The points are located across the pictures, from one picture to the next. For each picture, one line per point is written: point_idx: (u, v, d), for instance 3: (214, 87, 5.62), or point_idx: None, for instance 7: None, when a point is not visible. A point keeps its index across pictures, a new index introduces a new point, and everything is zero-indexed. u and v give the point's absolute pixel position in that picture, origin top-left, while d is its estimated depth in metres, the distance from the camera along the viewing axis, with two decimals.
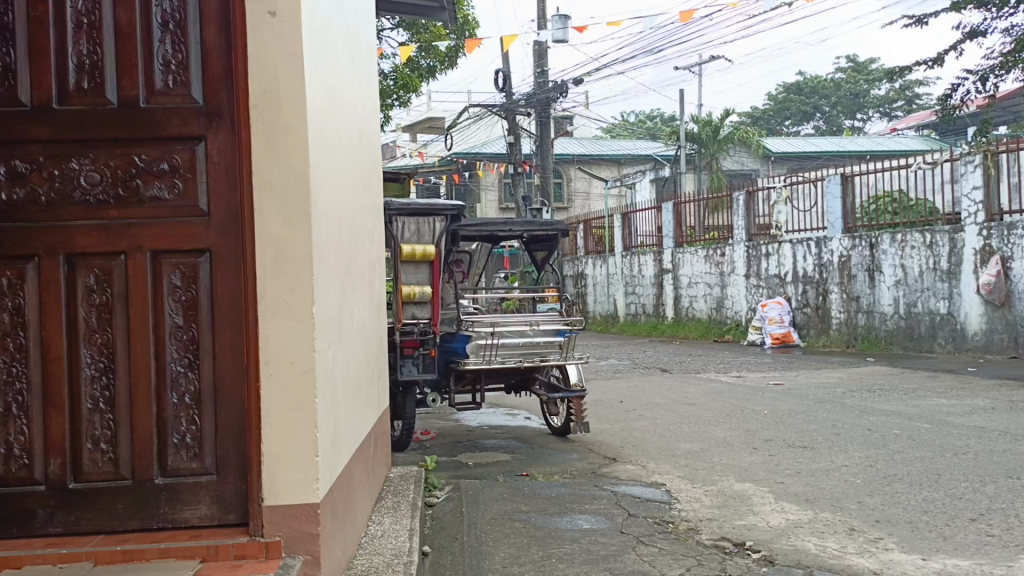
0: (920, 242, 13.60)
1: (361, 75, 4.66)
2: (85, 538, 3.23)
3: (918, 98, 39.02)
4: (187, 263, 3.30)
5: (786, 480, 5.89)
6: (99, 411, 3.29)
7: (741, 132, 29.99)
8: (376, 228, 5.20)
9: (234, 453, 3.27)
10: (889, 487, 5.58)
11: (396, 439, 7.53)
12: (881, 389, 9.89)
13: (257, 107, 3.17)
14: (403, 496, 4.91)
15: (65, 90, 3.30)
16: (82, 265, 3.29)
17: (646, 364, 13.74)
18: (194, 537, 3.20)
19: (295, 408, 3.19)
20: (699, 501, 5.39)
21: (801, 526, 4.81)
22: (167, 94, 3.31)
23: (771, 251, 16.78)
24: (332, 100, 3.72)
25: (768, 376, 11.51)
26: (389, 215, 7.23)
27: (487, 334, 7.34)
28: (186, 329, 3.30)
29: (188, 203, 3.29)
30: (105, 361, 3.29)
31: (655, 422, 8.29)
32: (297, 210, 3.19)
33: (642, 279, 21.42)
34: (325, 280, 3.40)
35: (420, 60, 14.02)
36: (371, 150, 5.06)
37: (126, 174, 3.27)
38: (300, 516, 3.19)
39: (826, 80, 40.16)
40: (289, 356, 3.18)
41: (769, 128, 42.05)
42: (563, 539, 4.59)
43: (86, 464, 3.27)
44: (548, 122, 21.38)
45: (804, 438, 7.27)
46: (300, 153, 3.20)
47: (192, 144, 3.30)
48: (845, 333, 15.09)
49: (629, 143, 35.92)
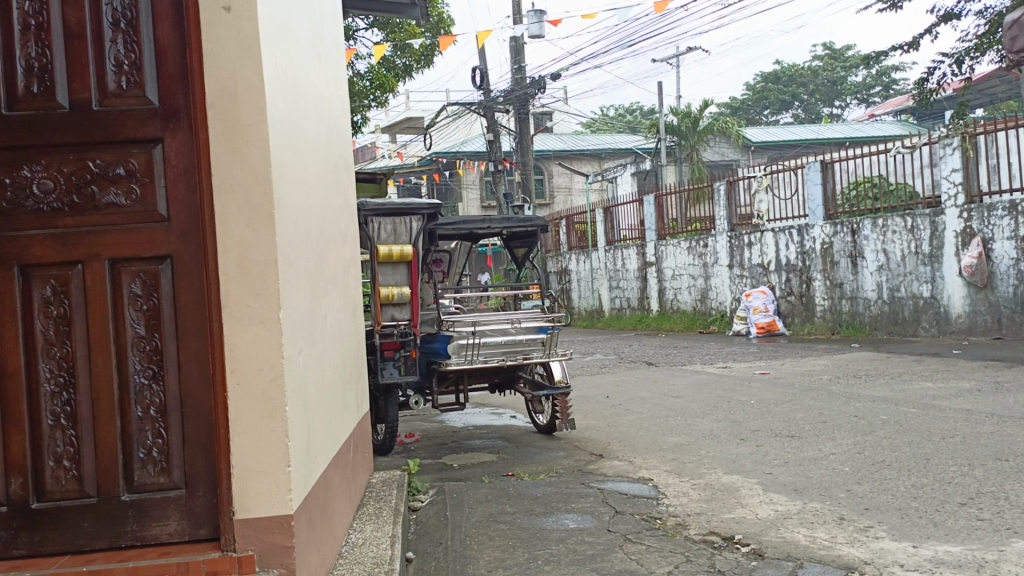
0: (902, 226, 13.60)
1: (327, 72, 4.53)
2: (50, 559, 3.10)
3: (895, 84, 39.11)
4: (147, 270, 3.18)
5: (774, 470, 5.83)
6: (61, 427, 3.17)
7: (721, 122, 29.97)
8: (349, 229, 5.10)
9: (203, 466, 3.17)
10: (878, 473, 5.53)
11: (380, 443, 7.43)
12: (867, 376, 9.86)
13: (214, 107, 3.06)
14: (385, 502, 4.79)
15: (14, 94, 3.17)
16: (37, 276, 3.17)
17: (633, 357, 13.69)
18: (163, 554, 3.08)
19: (265, 418, 3.08)
20: (687, 496, 5.32)
21: (790, 517, 4.75)
22: (121, 96, 3.19)
23: (754, 241, 16.77)
24: (295, 98, 3.62)
25: (755, 366, 11.47)
26: (365, 216, 7.13)
27: (469, 334, 7.20)
28: (148, 339, 3.18)
29: (146, 207, 3.17)
30: (66, 375, 3.17)
31: (642, 416, 8.22)
32: (259, 210, 3.08)
33: (626, 273, 21.37)
34: (292, 285, 3.30)
35: (395, 59, 13.88)
36: (341, 149, 4.95)
37: (80, 179, 3.15)
38: (273, 528, 3.09)
39: (803, 68, 40.27)
40: (255, 364, 3.07)
41: (747, 118, 42.20)
42: (549, 540, 4.50)
43: (49, 482, 3.15)
44: (527, 118, 21.27)
45: (791, 427, 7.22)
46: (261, 153, 3.08)
47: (148, 146, 3.18)
48: (829, 320, 15.12)
49: (609, 137, 35.85)
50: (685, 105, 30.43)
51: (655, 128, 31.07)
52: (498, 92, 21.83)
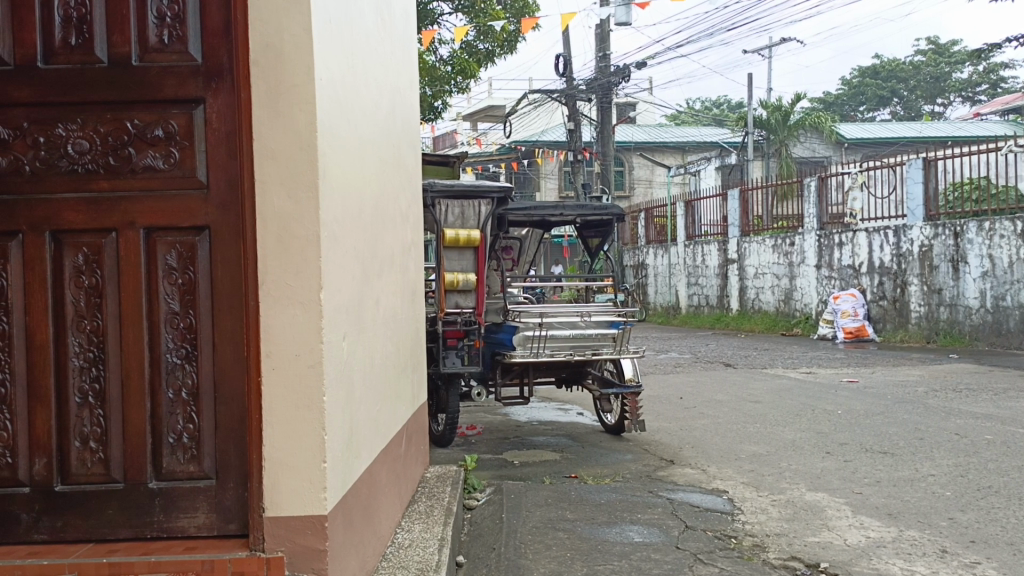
0: (1011, 230, 12.64)
1: (392, 37, 4.23)
2: (72, 547, 2.90)
3: (1004, 82, 36.84)
4: (183, 241, 2.94)
5: (864, 490, 5.31)
6: (89, 406, 2.95)
7: (815, 116, 28.75)
8: (412, 210, 4.81)
9: (234, 455, 2.91)
10: (985, 501, 4.96)
11: (439, 435, 7.21)
12: (968, 390, 9.10)
13: (258, 64, 2.80)
14: (437, 500, 4.49)
15: (51, 46, 2.96)
16: (69, 243, 2.96)
17: (710, 357, 13.14)
18: (188, 549, 2.84)
19: (300, 406, 2.80)
20: (766, 513, 4.87)
21: (884, 545, 4.26)
22: (162, 51, 2.95)
23: (845, 241, 15.93)
24: (352, 65, 3.34)
25: (842, 373, 10.81)
26: (432, 197, 6.89)
27: (535, 325, 6.83)
28: (182, 316, 2.94)
29: (184, 173, 2.93)
30: (95, 351, 2.95)
31: (717, 421, 7.73)
32: (303, 179, 2.80)
33: (706, 270, 20.68)
34: (338, 264, 3.01)
35: (478, 44, 13.48)
36: (406, 124, 4.64)
37: (117, 141, 2.93)
38: (306, 529, 2.81)
39: (904, 62, 38.44)
40: (294, 348, 2.80)
41: (842, 114, 40.58)
42: (611, 554, 4.13)
43: (74, 464, 2.94)
44: (611, 107, 20.71)
45: (883, 442, 6.64)
46: (307, 116, 2.80)
47: (189, 107, 2.94)
48: (925, 328, 14.24)
49: (695, 130, 34.90)
50: (776, 98, 29.28)
51: (744, 122, 30.06)
52: (581, 80, 21.28)
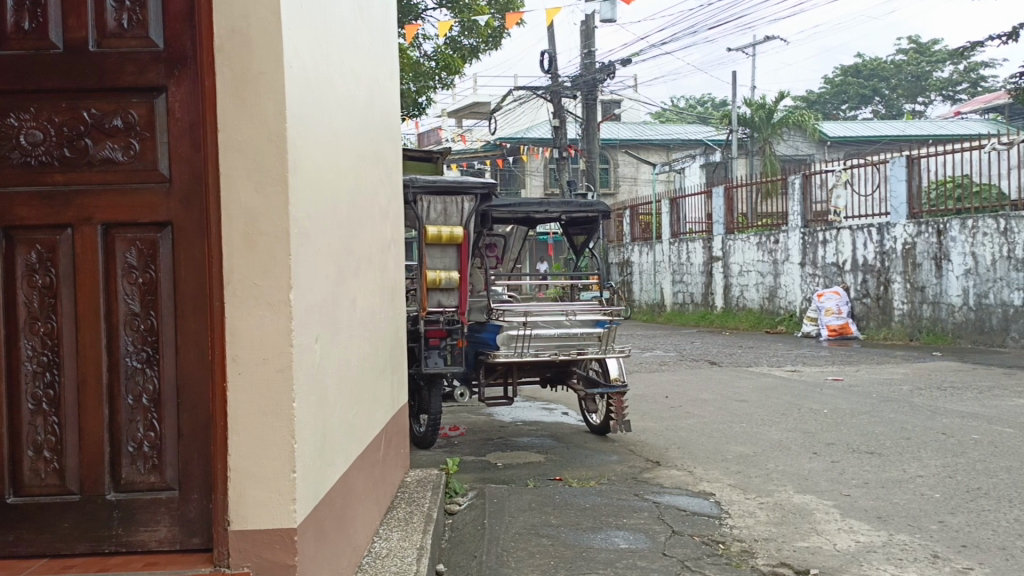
0: (993, 228, 12.63)
1: (370, 28, 4.07)
2: (24, 563, 2.74)
3: (984, 81, 37.03)
4: (144, 238, 2.78)
5: (853, 492, 5.21)
6: (43, 413, 2.78)
7: (798, 114, 28.77)
8: (391, 206, 4.65)
9: (199, 466, 2.75)
10: (975, 503, 4.87)
11: (421, 436, 7.04)
12: (954, 388, 9.04)
13: (224, 50, 2.64)
14: (417, 506, 4.34)
15: (2, 31, 2.78)
16: (21, 240, 2.78)
17: (694, 355, 13.06)
18: (148, 566, 2.68)
19: (267, 415, 2.64)
20: (754, 516, 4.76)
21: (875, 550, 4.15)
22: (121, 36, 2.78)
23: (829, 239, 15.89)
24: (326, 53, 3.18)
25: (827, 371, 10.75)
26: (414, 193, 6.74)
27: (520, 325, 6.70)
28: (143, 317, 2.78)
29: (146, 166, 2.76)
30: (50, 354, 2.79)
31: (704, 421, 7.63)
32: (272, 173, 2.64)
33: (690, 267, 20.62)
34: (310, 262, 2.86)
35: (462, 40, 13.31)
36: (385, 118, 4.48)
37: (72, 131, 2.77)
38: (273, 543, 2.65)
39: (886, 61, 38.57)
40: (261, 352, 2.64)
41: (824, 112, 40.71)
42: (596, 562, 4.01)
43: (27, 475, 2.78)
44: (595, 104, 20.58)
45: (870, 442, 6.56)
46: (276, 105, 2.64)
47: (150, 96, 2.78)
48: (908, 326, 14.22)
49: (679, 127, 34.84)
50: (760, 96, 29.26)
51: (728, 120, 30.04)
52: (566, 77, 21.14)
